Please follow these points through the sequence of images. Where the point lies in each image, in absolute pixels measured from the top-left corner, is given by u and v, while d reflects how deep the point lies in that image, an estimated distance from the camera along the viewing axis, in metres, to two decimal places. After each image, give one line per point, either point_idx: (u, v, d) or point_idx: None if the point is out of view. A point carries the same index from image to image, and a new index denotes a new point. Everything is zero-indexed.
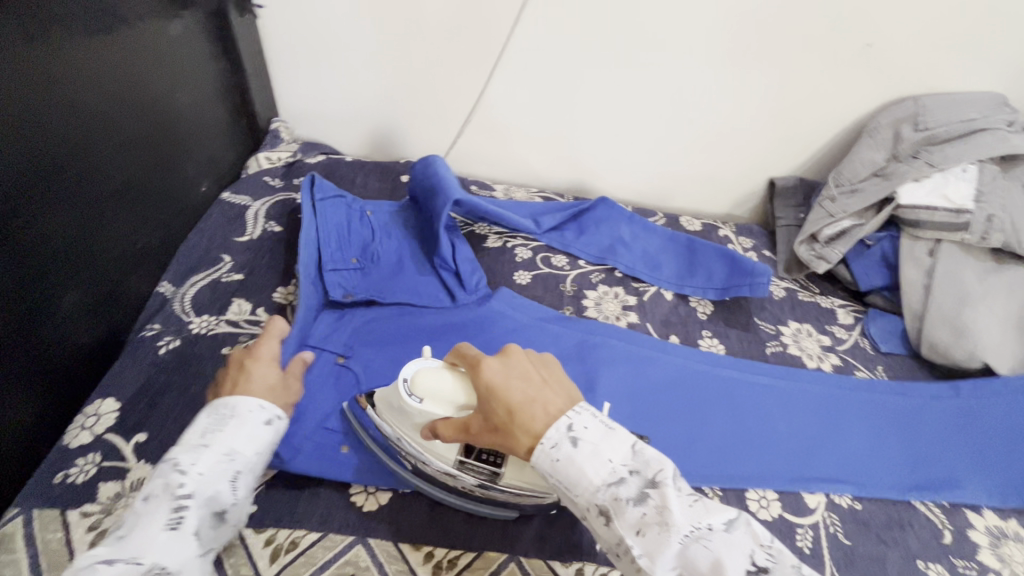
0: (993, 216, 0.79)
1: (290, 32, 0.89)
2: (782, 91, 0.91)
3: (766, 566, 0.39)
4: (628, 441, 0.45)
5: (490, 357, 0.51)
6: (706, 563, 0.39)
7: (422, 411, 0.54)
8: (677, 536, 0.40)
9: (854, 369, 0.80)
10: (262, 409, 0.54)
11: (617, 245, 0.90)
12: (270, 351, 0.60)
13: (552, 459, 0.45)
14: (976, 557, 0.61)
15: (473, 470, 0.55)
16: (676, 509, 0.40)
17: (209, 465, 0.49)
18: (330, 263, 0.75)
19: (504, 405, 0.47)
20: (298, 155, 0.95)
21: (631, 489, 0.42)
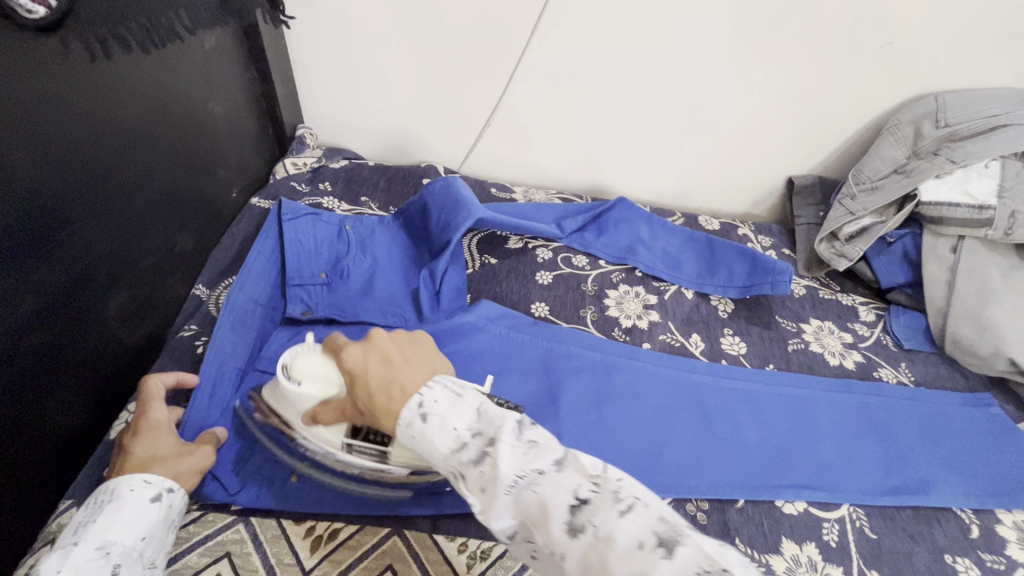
0: (1017, 212, 0.79)
1: (316, 42, 0.92)
2: (801, 90, 0.92)
3: (587, 497, 0.38)
4: (474, 405, 0.45)
5: (353, 343, 0.52)
6: (535, 506, 0.38)
7: (300, 394, 0.55)
8: (506, 490, 0.39)
9: (876, 366, 0.80)
10: (148, 485, 0.51)
11: (637, 246, 0.91)
12: (159, 417, 0.57)
13: (408, 437, 0.45)
14: (1004, 552, 0.61)
15: (361, 452, 0.55)
16: (505, 460, 0.40)
17: (76, 567, 0.44)
18: (296, 279, 0.74)
19: (365, 388, 0.48)
20: (323, 161, 0.97)
21: (472, 452, 0.42)
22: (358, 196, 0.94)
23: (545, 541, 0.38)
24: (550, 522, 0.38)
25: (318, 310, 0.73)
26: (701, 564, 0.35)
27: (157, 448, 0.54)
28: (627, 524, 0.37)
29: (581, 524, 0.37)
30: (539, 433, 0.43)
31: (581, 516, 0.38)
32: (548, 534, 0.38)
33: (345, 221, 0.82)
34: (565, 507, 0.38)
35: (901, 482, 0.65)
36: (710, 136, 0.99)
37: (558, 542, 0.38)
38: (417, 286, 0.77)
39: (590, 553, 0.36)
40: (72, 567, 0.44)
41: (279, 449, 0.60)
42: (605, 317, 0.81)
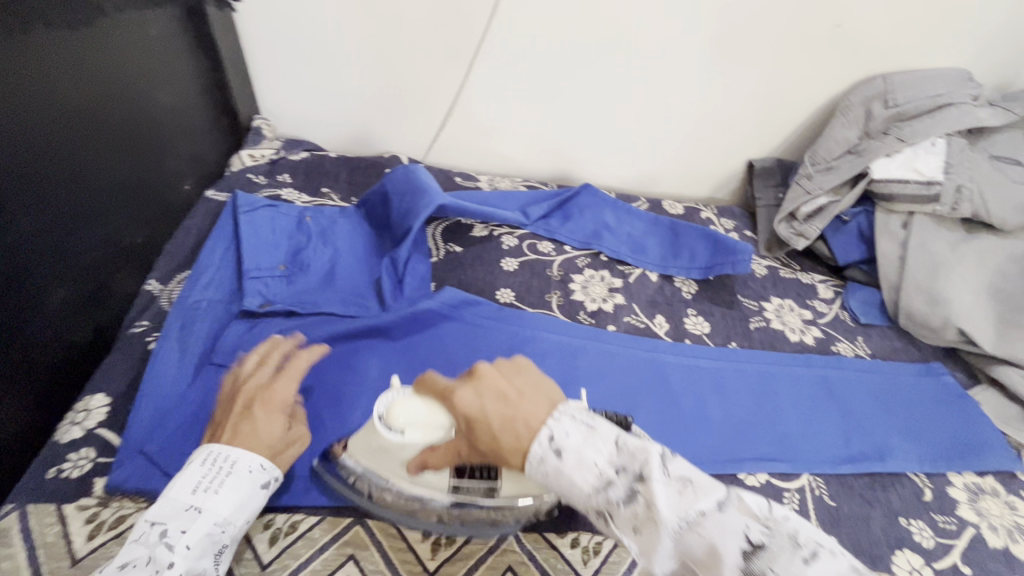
0: (961, 187, 0.82)
1: (268, 30, 0.90)
2: (757, 74, 0.93)
3: (761, 542, 0.35)
4: (609, 438, 0.41)
5: (461, 384, 0.46)
6: (702, 550, 0.36)
7: (404, 444, 0.51)
8: (668, 534, 0.37)
9: (835, 341, 0.82)
10: (263, 471, 0.51)
11: (602, 231, 0.91)
12: (285, 396, 0.56)
13: (541, 473, 0.41)
14: (955, 513, 0.63)
15: (469, 491, 0.53)
16: (663, 501, 0.37)
17: (198, 539, 0.46)
18: (253, 271, 0.72)
19: (486, 429, 0.43)
20: (281, 152, 0.95)
21: (620, 490, 0.39)
22: (319, 187, 0.92)
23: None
24: (722, 567, 0.35)
25: (276, 302, 0.71)
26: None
27: (271, 429, 0.54)
28: (812, 571, 0.34)
29: (760, 570, 0.34)
30: (688, 464, 0.39)
31: (759, 562, 0.35)
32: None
33: (304, 212, 0.81)
34: (738, 553, 0.35)
35: (857, 450, 0.67)
36: (672, 122, 1.00)
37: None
38: (379, 275, 0.77)
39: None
40: (196, 538, 0.46)
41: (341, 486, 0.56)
42: (571, 301, 0.81)
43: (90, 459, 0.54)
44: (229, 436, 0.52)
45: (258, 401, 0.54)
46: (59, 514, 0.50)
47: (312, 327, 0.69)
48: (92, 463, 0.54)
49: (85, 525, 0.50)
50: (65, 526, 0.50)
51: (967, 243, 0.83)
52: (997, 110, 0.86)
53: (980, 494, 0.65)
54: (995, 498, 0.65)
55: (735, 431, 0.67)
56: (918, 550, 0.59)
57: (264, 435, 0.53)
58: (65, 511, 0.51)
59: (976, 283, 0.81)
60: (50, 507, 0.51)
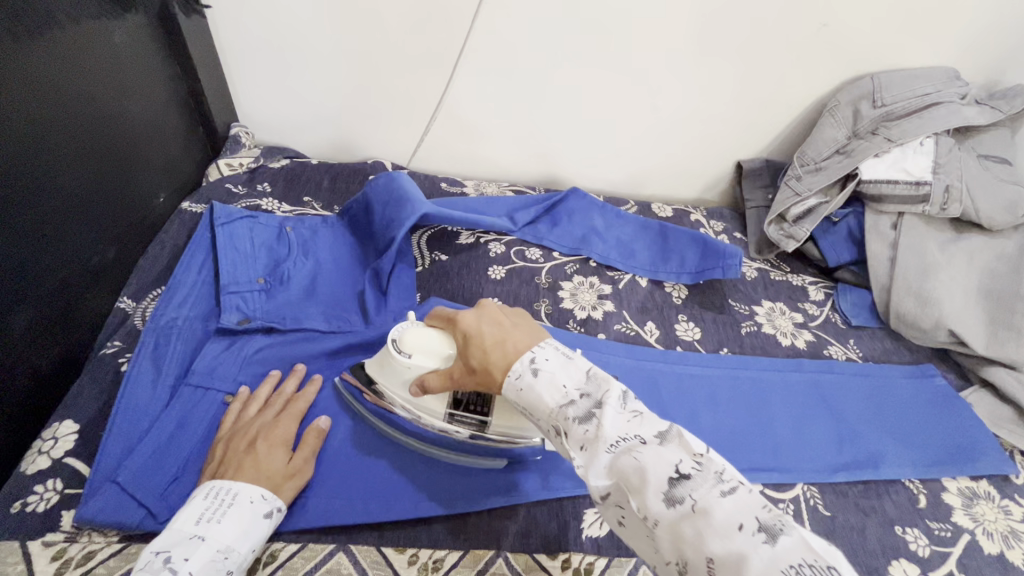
0: (950, 186, 0.82)
1: (244, 35, 0.87)
2: (744, 75, 0.92)
3: (688, 473, 0.38)
4: (583, 369, 0.47)
5: (466, 312, 0.56)
6: (632, 472, 0.39)
7: (411, 365, 0.57)
8: (607, 449, 0.41)
9: (827, 344, 0.81)
10: (264, 501, 0.51)
11: (591, 236, 0.90)
12: (285, 432, 0.57)
13: (516, 389, 0.47)
14: (951, 519, 0.62)
15: (462, 422, 0.58)
16: (610, 422, 0.42)
17: (201, 564, 0.46)
18: (231, 285, 0.69)
19: (479, 348, 0.51)
20: (261, 160, 0.92)
21: (578, 409, 0.44)
22: (300, 196, 0.90)
23: (639, 506, 0.38)
24: (647, 489, 0.38)
25: (255, 319, 0.68)
26: (803, 553, 0.33)
27: (272, 462, 0.55)
28: (728, 504, 0.36)
29: (679, 494, 0.37)
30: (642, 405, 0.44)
31: (681, 489, 0.37)
32: (643, 498, 0.38)
33: (285, 222, 0.78)
34: (664, 477, 0.37)
35: (852, 458, 0.66)
36: (659, 124, 0.99)
37: (653, 507, 0.37)
38: (362, 287, 0.75)
39: (684, 523, 0.36)
40: (199, 564, 0.46)
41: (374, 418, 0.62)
42: (559, 309, 0.79)
43: (56, 491, 0.52)
44: (230, 472, 0.53)
45: (261, 437, 0.56)
46: (23, 553, 0.48)
47: (292, 345, 0.68)
48: (59, 496, 0.52)
49: (51, 563, 0.48)
50: (30, 565, 0.48)
51: (956, 243, 0.83)
52: (984, 108, 0.86)
53: (975, 499, 0.65)
54: (990, 503, 0.64)
55: (728, 441, 0.66)
56: (914, 559, 0.58)
57: (263, 467, 0.54)
58: (30, 548, 0.49)
59: (967, 283, 0.81)
60: (13, 545, 0.49)
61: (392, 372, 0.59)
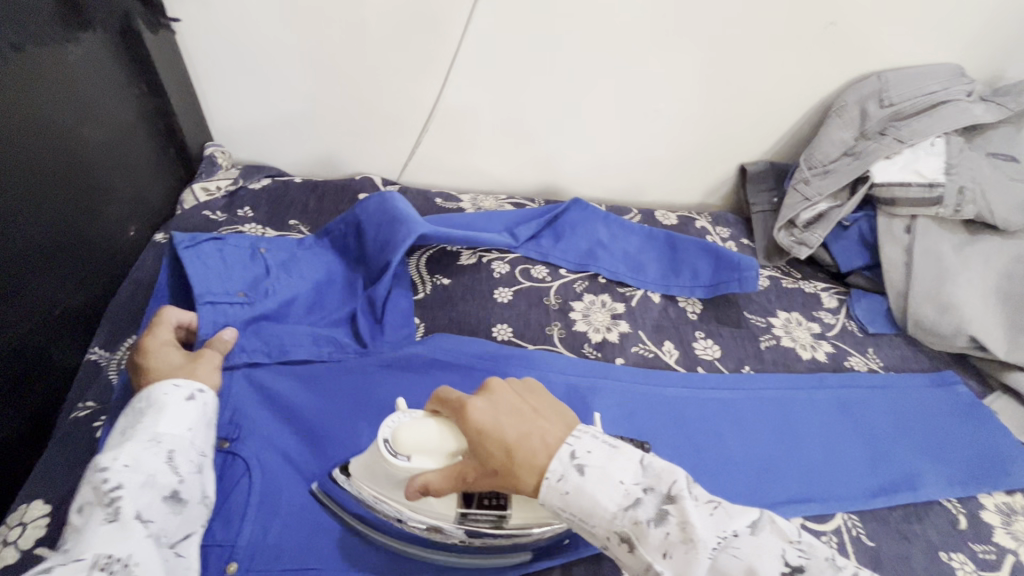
0: (964, 188, 0.80)
1: (216, 47, 0.80)
2: (748, 76, 0.89)
3: (799, 564, 0.39)
4: (636, 459, 0.44)
5: (473, 396, 0.47)
6: (742, 571, 0.38)
7: (412, 469, 0.48)
8: (707, 550, 0.39)
9: (847, 355, 0.79)
10: (178, 387, 0.53)
11: (597, 249, 0.86)
12: (163, 336, 0.58)
13: (559, 495, 0.43)
14: (992, 540, 0.60)
15: (477, 521, 0.50)
16: (695, 518, 0.40)
17: (133, 454, 0.46)
18: (206, 296, 0.63)
19: (501, 446, 0.44)
20: (240, 182, 0.86)
21: (648, 509, 0.41)
22: (285, 219, 0.83)
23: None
24: None
25: (236, 357, 0.62)
26: None
27: (170, 359, 0.56)
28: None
29: None
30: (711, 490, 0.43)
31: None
32: None
33: (257, 243, 0.71)
34: (779, 572, 0.38)
35: (887, 480, 0.64)
36: (662, 128, 0.95)
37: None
38: (354, 309, 0.70)
39: None
40: (129, 454, 0.47)
41: (337, 507, 0.54)
42: (573, 333, 0.75)
43: None
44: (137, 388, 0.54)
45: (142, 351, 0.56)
46: None
47: (283, 379, 0.62)
48: None
49: None
50: None
51: (972, 246, 0.81)
52: (991, 105, 0.84)
53: (1013, 515, 0.63)
54: None
55: (761, 473, 0.63)
56: None
57: (161, 368, 0.55)
58: None
59: (985, 286, 0.79)
60: None
61: (381, 465, 0.50)
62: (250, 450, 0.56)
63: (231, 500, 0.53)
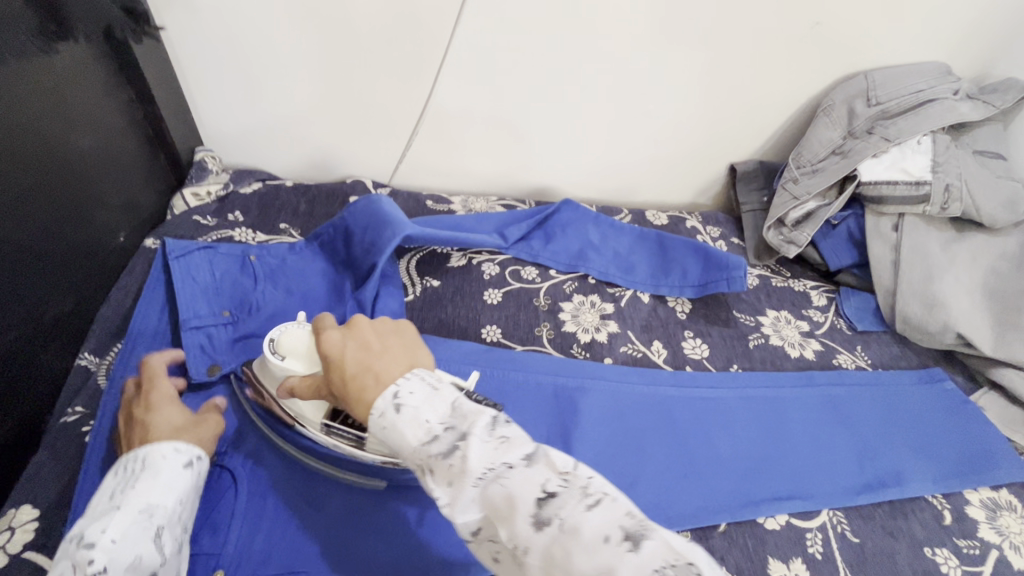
0: (950, 185, 0.80)
1: (205, 52, 0.80)
2: (735, 77, 0.89)
3: (554, 491, 0.38)
4: (449, 401, 0.44)
5: (335, 329, 0.51)
6: (501, 500, 0.38)
7: (283, 369, 0.56)
8: (472, 482, 0.39)
9: (835, 353, 0.79)
10: (179, 453, 0.52)
11: (587, 251, 0.86)
12: (169, 389, 0.57)
13: (380, 426, 0.44)
14: (976, 535, 0.61)
15: (339, 436, 0.54)
16: (474, 453, 0.40)
17: (121, 530, 0.45)
18: (193, 320, 0.64)
19: (342, 373, 0.47)
20: (230, 186, 0.86)
21: (442, 445, 0.41)
22: (276, 223, 0.84)
23: (509, 535, 0.38)
24: (515, 515, 0.37)
25: (226, 366, 0.64)
26: (667, 559, 0.33)
27: (171, 419, 0.54)
28: (594, 517, 0.36)
29: (547, 517, 0.37)
30: (511, 428, 0.42)
31: (548, 509, 0.37)
32: (512, 527, 0.37)
33: (248, 250, 0.72)
34: (532, 501, 0.37)
35: (873, 476, 0.64)
36: (651, 128, 0.95)
37: (523, 535, 0.37)
38: (343, 317, 0.70)
39: (555, 546, 0.36)
40: (117, 528, 0.45)
41: (265, 425, 0.60)
42: (561, 333, 0.75)
43: None
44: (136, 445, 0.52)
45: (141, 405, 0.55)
46: None
47: None
48: None
49: None
50: None
51: (958, 243, 0.81)
52: (978, 103, 0.85)
53: (998, 510, 0.63)
54: (1013, 513, 0.63)
55: (748, 471, 0.63)
56: None
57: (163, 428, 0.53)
58: None
59: (972, 283, 0.79)
60: None
61: (266, 369, 0.58)
62: (237, 461, 0.58)
63: (217, 510, 0.55)
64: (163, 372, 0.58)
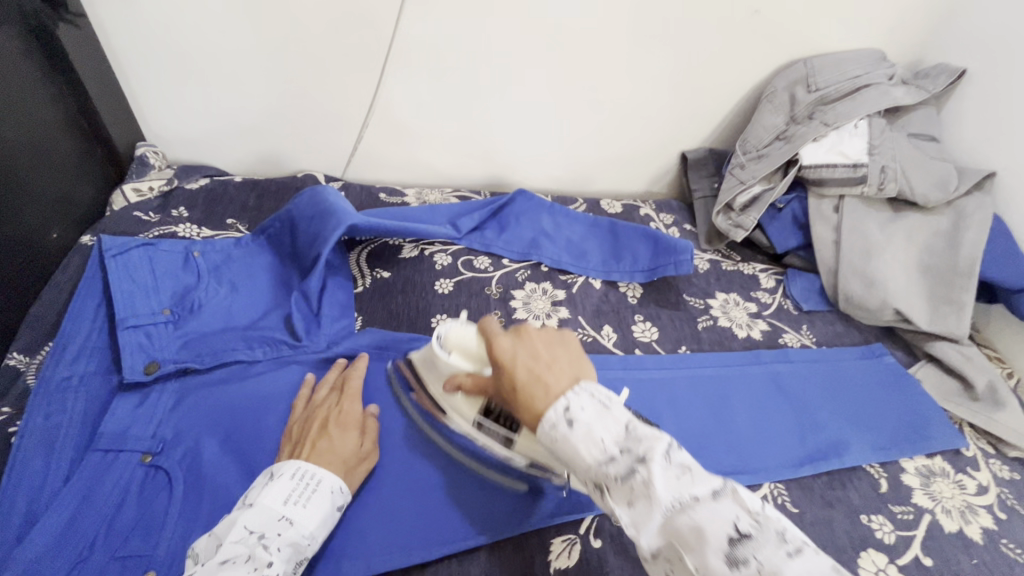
0: (886, 167, 0.83)
1: (140, 44, 0.78)
2: (681, 65, 0.90)
3: (749, 532, 0.35)
4: (623, 420, 0.41)
5: (504, 334, 0.48)
6: (689, 532, 0.36)
7: (449, 364, 0.56)
8: (660, 510, 0.37)
9: (781, 332, 0.81)
10: (341, 492, 0.51)
11: (541, 239, 0.86)
12: (357, 414, 0.58)
13: (550, 438, 0.42)
14: (910, 501, 0.63)
15: (490, 433, 0.55)
16: (658, 482, 0.38)
17: (287, 548, 0.46)
18: (130, 319, 0.61)
19: (510, 380, 0.45)
20: (174, 182, 0.84)
21: (620, 467, 0.39)
22: (223, 218, 0.82)
23: (698, 565, 0.36)
24: (706, 550, 0.35)
25: (165, 363, 0.61)
26: None
27: (342, 447, 0.54)
28: (797, 566, 0.34)
29: (743, 556, 0.34)
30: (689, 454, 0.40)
31: (744, 549, 0.35)
32: (703, 560, 0.35)
33: (191, 246, 0.70)
34: (725, 539, 0.35)
35: (814, 448, 0.66)
36: (603, 117, 0.96)
37: (714, 568, 0.35)
38: (289, 310, 0.69)
39: None
40: (285, 544, 0.46)
41: (411, 405, 0.63)
42: (512, 320, 0.76)
43: None
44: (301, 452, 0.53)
45: (332, 419, 0.56)
46: None
47: (213, 385, 0.61)
48: None
49: None
50: None
51: (896, 223, 0.84)
52: (911, 88, 0.88)
53: (931, 476, 0.66)
54: (945, 479, 0.66)
55: (694, 448, 0.65)
56: (881, 547, 0.58)
57: (331, 450, 0.53)
58: None
59: (908, 260, 0.82)
60: None
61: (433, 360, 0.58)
62: (174, 460, 0.55)
63: (150, 511, 0.51)
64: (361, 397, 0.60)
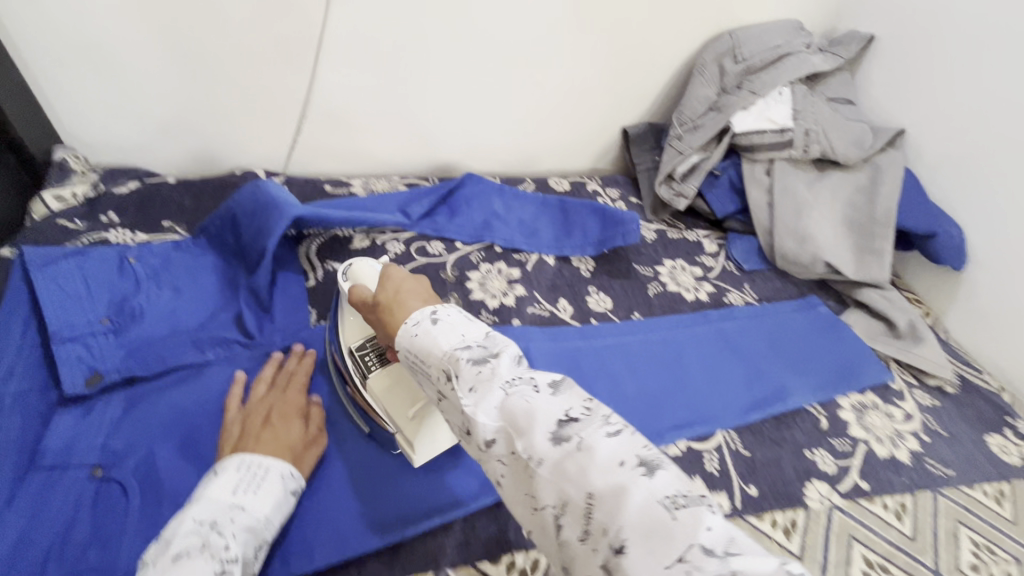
0: (809, 130, 0.88)
1: (45, 42, 0.72)
2: (615, 41, 0.93)
3: (576, 416, 0.37)
4: (484, 329, 0.46)
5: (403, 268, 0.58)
6: (523, 412, 0.38)
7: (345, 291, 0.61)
8: (501, 385, 0.40)
9: (726, 292, 0.86)
10: (292, 478, 0.52)
11: (492, 221, 0.87)
12: (297, 404, 0.59)
13: (411, 334, 0.47)
14: (847, 433, 0.69)
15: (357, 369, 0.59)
16: (505, 366, 0.41)
17: (244, 533, 0.45)
18: (64, 331, 0.58)
19: (395, 288, 0.53)
20: (100, 187, 0.79)
21: (473, 353, 0.42)
22: (158, 221, 0.79)
23: (525, 447, 0.37)
24: (534, 429, 0.37)
25: (108, 373, 0.59)
26: (679, 486, 0.33)
27: (285, 435, 0.55)
28: (611, 443, 0.36)
29: (567, 434, 0.36)
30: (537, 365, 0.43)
31: (568, 429, 0.37)
32: (529, 438, 0.37)
33: (125, 251, 0.65)
34: (553, 419, 0.37)
35: (760, 396, 0.71)
36: (544, 97, 0.98)
37: (539, 446, 0.37)
38: (238, 309, 0.67)
39: (567, 461, 0.35)
40: (240, 528, 0.45)
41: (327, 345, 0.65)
42: (469, 302, 0.76)
43: None
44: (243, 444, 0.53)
45: (275, 412, 0.57)
46: None
47: (164, 391, 0.60)
48: None
49: None
50: None
51: (821, 181, 0.90)
52: (827, 55, 0.94)
53: (865, 410, 0.72)
54: (877, 411, 0.72)
55: (653, 408, 0.68)
56: (825, 478, 0.63)
57: (277, 440, 0.54)
58: None
59: (836, 216, 0.88)
60: None
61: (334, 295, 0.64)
62: (127, 471, 0.53)
63: (105, 522, 0.50)
64: (300, 388, 0.61)
